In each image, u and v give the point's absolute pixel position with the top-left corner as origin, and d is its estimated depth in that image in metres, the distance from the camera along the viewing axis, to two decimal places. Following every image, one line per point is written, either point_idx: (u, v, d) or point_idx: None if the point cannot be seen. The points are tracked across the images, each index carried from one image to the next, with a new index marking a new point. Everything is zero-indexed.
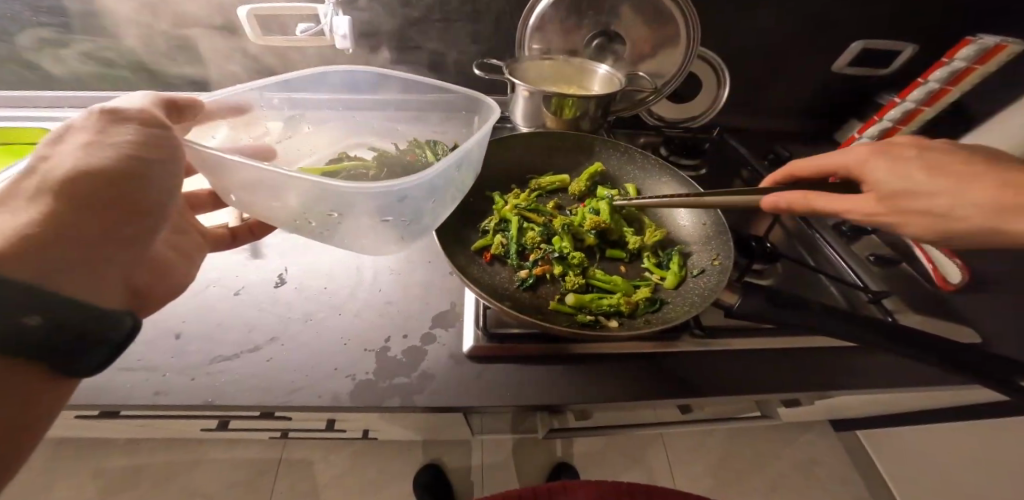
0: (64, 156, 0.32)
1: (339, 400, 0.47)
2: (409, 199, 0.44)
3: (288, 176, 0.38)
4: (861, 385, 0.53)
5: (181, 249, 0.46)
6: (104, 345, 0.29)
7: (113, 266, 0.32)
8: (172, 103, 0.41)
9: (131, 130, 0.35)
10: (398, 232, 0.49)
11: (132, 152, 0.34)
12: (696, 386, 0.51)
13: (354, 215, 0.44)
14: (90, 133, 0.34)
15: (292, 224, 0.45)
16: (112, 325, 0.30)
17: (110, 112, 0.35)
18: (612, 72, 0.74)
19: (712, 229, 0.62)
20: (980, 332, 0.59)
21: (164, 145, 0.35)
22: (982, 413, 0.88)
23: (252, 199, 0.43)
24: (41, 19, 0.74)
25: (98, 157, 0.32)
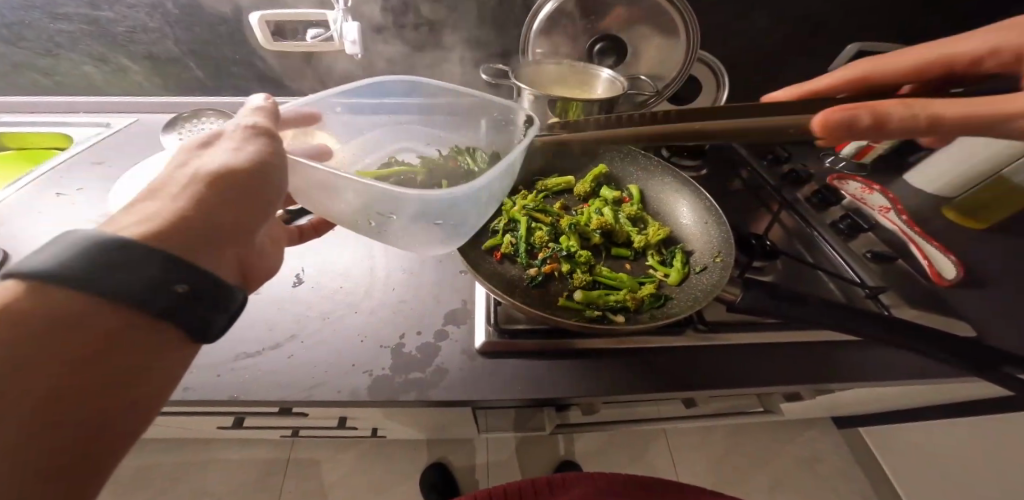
0: (245, 153, 0.35)
1: (358, 394, 0.49)
2: (461, 208, 0.43)
3: (348, 179, 0.39)
4: (859, 377, 0.55)
5: (275, 239, 0.47)
6: (224, 312, 0.29)
7: (237, 248, 0.32)
8: (273, 115, 0.41)
9: (259, 142, 0.37)
10: (443, 235, 0.47)
11: (261, 157, 0.36)
12: (699, 379, 0.53)
13: (407, 218, 0.43)
14: (237, 141, 0.36)
15: (353, 222, 0.46)
16: (233, 296, 0.30)
17: (255, 127, 0.38)
18: (614, 76, 0.76)
19: (713, 228, 0.64)
20: (974, 326, 0.61)
21: (280, 154, 0.37)
22: (981, 407, 0.90)
23: (320, 198, 0.44)
24: (58, 27, 0.76)
25: (241, 159, 0.35)
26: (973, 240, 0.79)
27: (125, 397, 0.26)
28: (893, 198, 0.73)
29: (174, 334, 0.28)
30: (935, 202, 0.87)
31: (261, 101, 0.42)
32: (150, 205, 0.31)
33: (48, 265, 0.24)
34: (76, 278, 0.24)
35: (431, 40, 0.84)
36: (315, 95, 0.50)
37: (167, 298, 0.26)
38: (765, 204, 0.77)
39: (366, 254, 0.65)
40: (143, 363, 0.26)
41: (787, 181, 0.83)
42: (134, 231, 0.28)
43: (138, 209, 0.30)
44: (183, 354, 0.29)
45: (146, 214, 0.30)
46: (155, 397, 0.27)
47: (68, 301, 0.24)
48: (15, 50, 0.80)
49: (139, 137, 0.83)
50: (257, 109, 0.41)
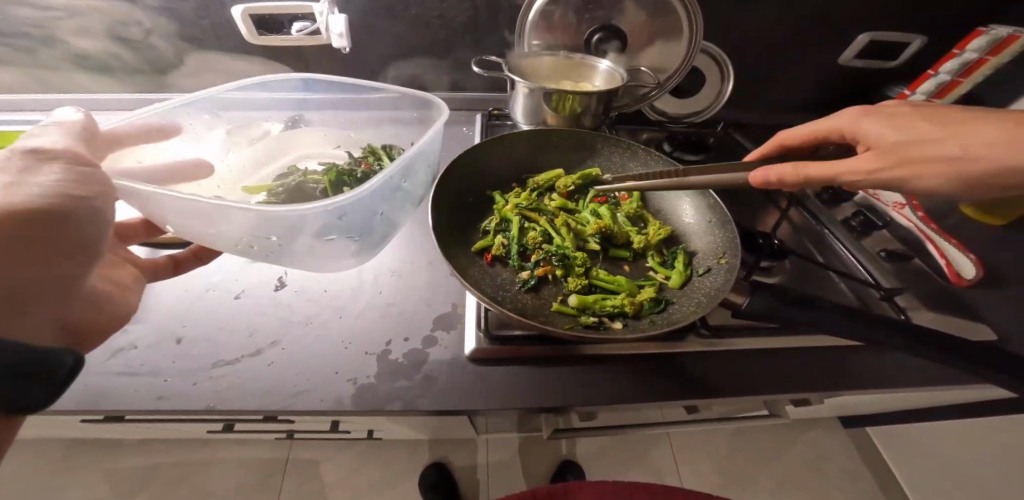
0: (31, 188, 0.31)
1: (341, 404, 0.46)
2: (344, 217, 0.49)
3: (231, 208, 0.42)
4: (874, 386, 0.52)
5: (120, 281, 0.44)
6: (49, 379, 0.28)
7: (42, 303, 0.31)
8: (82, 132, 0.39)
9: (56, 169, 0.33)
10: (349, 246, 0.54)
11: (60, 192, 0.32)
12: (703, 387, 0.50)
13: (294, 239, 0.48)
14: (12, 173, 0.32)
15: (236, 248, 0.48)
16: (49, 360, 0.28)
17: (35, 151, 0.34)
18: (614, 67, 0.73)
19: (718, 226, 0.61)
20: (995, 328, 0.57)
21: (88, 183, 0.34)
22: (999, 410, 0.86)
23: (191, 227, 0.45)
24: (35, 22, 0.74)
25: (25, 195, 0.31)
26: (993, 238, 0.75)
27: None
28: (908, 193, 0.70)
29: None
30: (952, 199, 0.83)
31: (71, 116, 0.40)
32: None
33: None
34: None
35: (421, 30, 0.81)
36: (197, 93, 0.57)
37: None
38: (772, 201, 0.73)
39: None
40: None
41: None
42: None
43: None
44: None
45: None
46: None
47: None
48: None
49: None
50: (50, 129, 0.37)
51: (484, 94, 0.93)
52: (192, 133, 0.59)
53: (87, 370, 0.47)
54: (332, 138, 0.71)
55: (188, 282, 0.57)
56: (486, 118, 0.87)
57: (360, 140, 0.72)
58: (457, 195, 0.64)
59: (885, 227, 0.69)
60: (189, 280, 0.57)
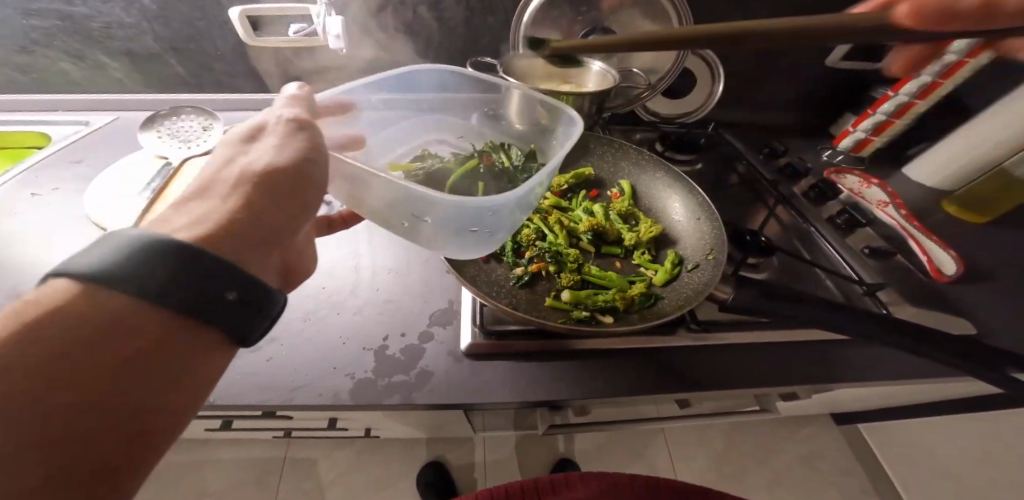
0: (285, 150, 0.35)
1: (339, 398, 0.47)
2: (497, 213, 0.42)
3: (379, 176, 0.39)
4: (856, 378, 0.53)
5: (309, 235, 0.48)
6: (263, 317, 0.31)
7: (271, 251, 0.33)
8: (308, 105, 0.42)
9: (303, 137, 0.37)
10: (473, 246, 0.46)
11: (300, 153, 0.35)
12: (690, 381, 0.51)
13: (439, 223, 0.42)
14: (278, 138, 0.37)
15: (384, 221, 0.45)
16: (271, 299, 0.31)
17: (294, 120, 0.38)
18: (606, 68, 0.74)
19: (707, 224, 0.62)
20: (976, 323, 0.59)
21: (321, 149, 0.37)
22: (984, 403, 0.88)
23: (353, 190, 0.43)
24: (32, 23, 0.74)
25: (285, 157, 0.35)
26: (975, 234, 0.78)
27: (169, 402, 0.26)
28: (891, 192, 0.72)
29: (212, 339, 0.29)
30: (937, 196, 0.85)
31: (296, 89, 0.43)
32: (201, 205, 0.32)
33: (99, 261, 0.25)
34: (133, 286, 0.25)
35: (416, 31, 0.82)
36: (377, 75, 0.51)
37: (216, 306, 0.28)
38: (761, 199, 0.75)
39: (351, 253, 0.64)
40: (185, 370, 0.27)
41: (782, 176, 0.81)
42: (187, 235, 0.29)
43: (191, 209, 0.32)
44: (221, 355, 0.30)
45: (198, 216, 0.31)
46: (191, 400, 0.28)
47: (117, 305, 0.25)
48: None
49: (117, 134, 0.81)
50: (289, 103, 0.41)
51: None
52: (372, 110, 0.55)
53: None
54: (459, 129, 0.70)
55: None
56: None
57: (482, 134, 0.71)
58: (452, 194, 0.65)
59: (870, 225, 0.71)
60: None
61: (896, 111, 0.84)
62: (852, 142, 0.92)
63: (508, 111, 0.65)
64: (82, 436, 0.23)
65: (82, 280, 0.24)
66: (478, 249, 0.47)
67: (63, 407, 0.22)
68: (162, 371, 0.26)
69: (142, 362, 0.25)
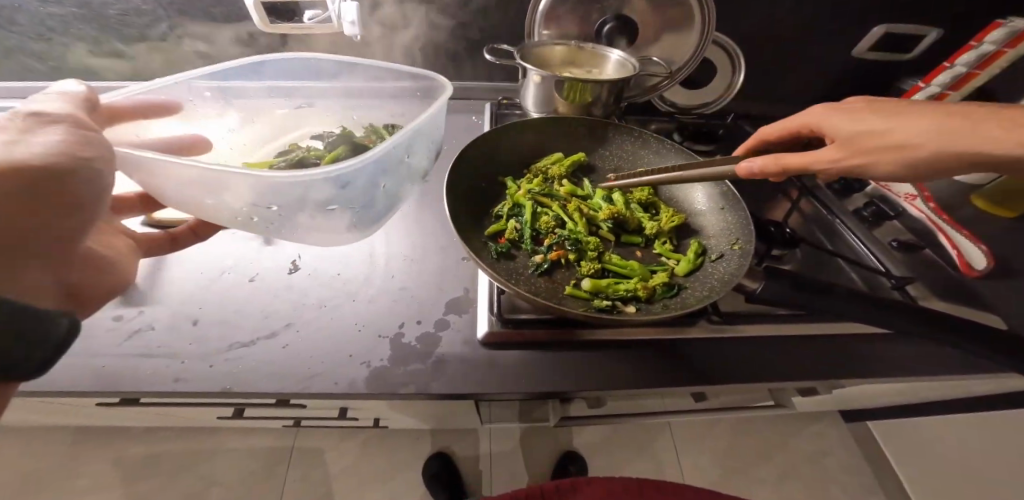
0: (34, 145, 0.32)
1: (355, 386, 0.47)
2: (347, 187, 0.51)
3: (232, 173, 0.44)
4: (884, 374, 0.52)
5: (114, 245, 0.46)
6: (53, 341, 0.28)
7: (34, 260, 0.31)
8: (88, 102, 0.41)
9: (57, 131, 0.35)
10: (347, 220, 0.55)
11: (63, 151, 0.33)
12: (712, 374, 0.50)
13: (296, 206, 0.50)
14: (12, 133, 0.33)
15: (236, 218, 0.50)
16: (52, 321, 0.29)
17: (37, 115, 0.35)
18: (626, 57, 0.72)
19: (730, 214, 0.61)
20: (1007, 320, 0.58)
21: (97, 144, 0.36)
22: (1003, 403, 0.87)
23: (192, 194, 0.47)
24: (48, 10, 0.74)
25: (27, 152, 0.32)
26: (1003, 230, 0.75)
27: None
28: (920, 185, 0.70)
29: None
30: (963, 191, 0.83)
31: (75, 88, 0.42)
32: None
33: None
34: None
35: (430, 18, 0.81)
36: (190, 72, 0.57)
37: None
38: (783, 190, 0.73)
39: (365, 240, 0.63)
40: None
41: None
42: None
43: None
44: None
45: None
46: None
47: None
48: (5, 34, 0.77)
49: None
50: (56, 98, 0.39)
51: (494, 84, 0.93)
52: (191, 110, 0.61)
53: (105, 352, 0.47)
54: (338, 117, 0.72)
55: (203, 265, 0.57)
56: (495, 107, 0.87)
57: (361, 120, 0.72)
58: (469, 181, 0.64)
59: (897, 217, 0.69)
60: (202, 264, 0.57)
61: (981, 61, 0.77)
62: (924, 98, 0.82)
63: (525, 100, 0.74)
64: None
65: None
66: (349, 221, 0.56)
67: None
68: None
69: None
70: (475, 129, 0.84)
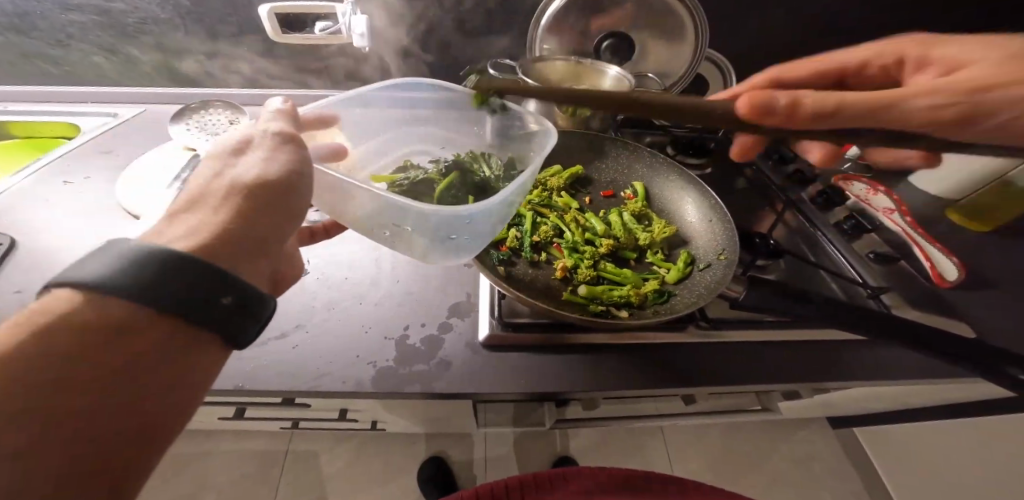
0: (274, 164, 0.36)
1: (362, 385, 0.49)
2: (475, 224, 0.44)
3: (360, 188, 0.41)
4: (862, 378, 0.55)
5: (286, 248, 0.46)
6: (252, 319, 0.30)
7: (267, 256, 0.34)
8: (292, 117, 0.42)
9: (284, 152, 0.37)
10: (441, 253, 0.48)
11: (290, 168, 0.36)
12: (698, 377, 0.53)
13: (420, 233, 0.45)
14: (265, 152, 0.37)
15: (367, 228, 0.47)
16: (263, 303, 0.31)
17: (280, 134, 0.38)
18: (621, 74, 0.76)
19: (719, 225, 0.64)
20: (975, 326, 0.62)
21: (308, 164, 0.38)
22: (978, 408, 0.91)
23: (331, 204, 0.46)
24: (71, 18, 0.77)
25: (273, 169, 0.35)
26: (976, 241, 0.80)
27: (164, 401, 0.26)
28: (898, 200, 0.73)
29: (215, 340, 0.29)
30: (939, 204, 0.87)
31: (281, 103, 0.43)
32: (196, 218, 0.32)
33: (97, 271, 0.25)
34: (124, 292, 0.25)
35: (437, 31, 0.84)
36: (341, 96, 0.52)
37: (205, 311, 0.27)
38: (769, 204, 0.77)
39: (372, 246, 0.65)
40: (182, 372, 0.27)
41: (792, 181, 0.83)
42: (184, 243, 0.29)
43: (184, 223, 0.32)
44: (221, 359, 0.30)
45: (192, 227, 0.31)
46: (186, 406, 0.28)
47: (121, 311, 0.25)
48: (25, 39, 0.80)
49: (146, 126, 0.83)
50: (273, 116, 0.41)
51: None
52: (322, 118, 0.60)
53: None
54: (442, 140, 0.67)
55: None
56: None
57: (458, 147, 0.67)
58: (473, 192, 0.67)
59: (875, 230, 0.72)
60: None
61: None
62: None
63: None
64: (86, 434, 0.23)
65: (82, 287, 0.25)
66: (459, 254, 0.50)
67: (48, 399, 0.22)
68: (158, 370, 0.26)
69: (159, 351, 0.26)
70: None
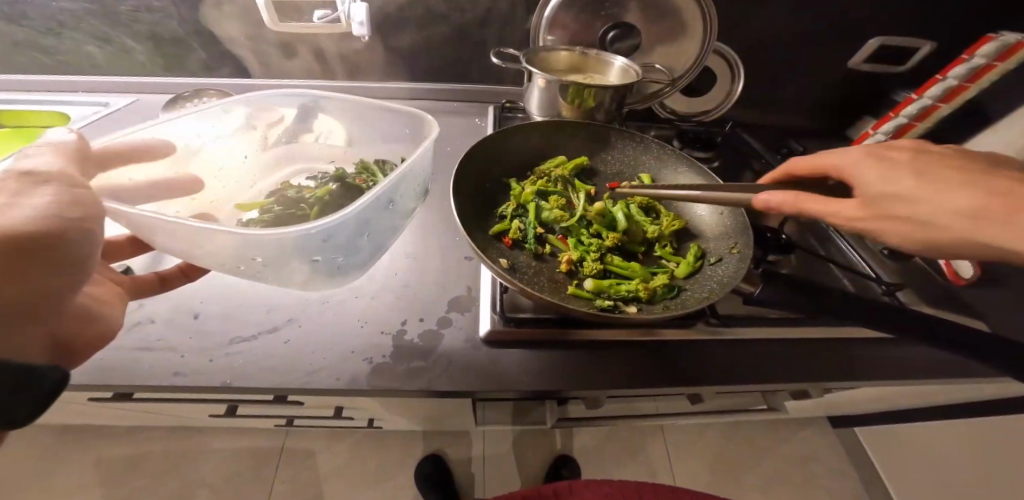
0: (20, 209, 0.29)
1: (357, 383, 0.47)
2: (334, 238, 0.46)
3: (205, 230, 0.40)
4: (879, 377, 0.53)
5: (102, 297, 0.41)
6: (36, 391, 0.26)
7: (31, 319, 0.28)
8: (81, 152, 0.38)
9: (50, 191, 0.31)
10: (324, 273, 0.49)
11: (51, 211, 0.30)
12: (709, 376, 0.51)
13: (281, 260, 0.45)
14: (0, 197, 0.30)
15: (223, 266, 0.45)
16: (36, 373, 0.27)
17: (32, 174, 0.32)
18: (628, 63, 0.74)
19: (728, 219, 0.63)
20: (993, 325, 0.60)
21: (84, 203, 0.33)
22: (987, 409, 0.89)
23: (182, 247, 0.43)
24: (60, 5, 0.74)
25: (13, 217, 0.28)
26: None
27: None
28: None
29: None
30: None
31: (65, 136, 0.39)
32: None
33: None
34: None
35: (439, 20, 0.81)
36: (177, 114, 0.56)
37: None
38: None
39: None
40: None
41: None
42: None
43: None
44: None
45: None
46: None
47: None
48: (13, 27, 0.77)
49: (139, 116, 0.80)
50: (46, 149, 0.36)
51: (499, 87, 0.94)
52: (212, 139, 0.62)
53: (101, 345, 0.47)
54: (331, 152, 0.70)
55: None
56: (499, 110, 0.88)
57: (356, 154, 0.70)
58: (476, 182, 0.65)
59: None
60: None
61: (971, 74, 0.77)
62: (916, 111, 0.84)
63: (529, 103, 0.75)
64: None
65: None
66: (344, 274, 0.52)
67: None
68: None
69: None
70: (478, 131, 0.85)
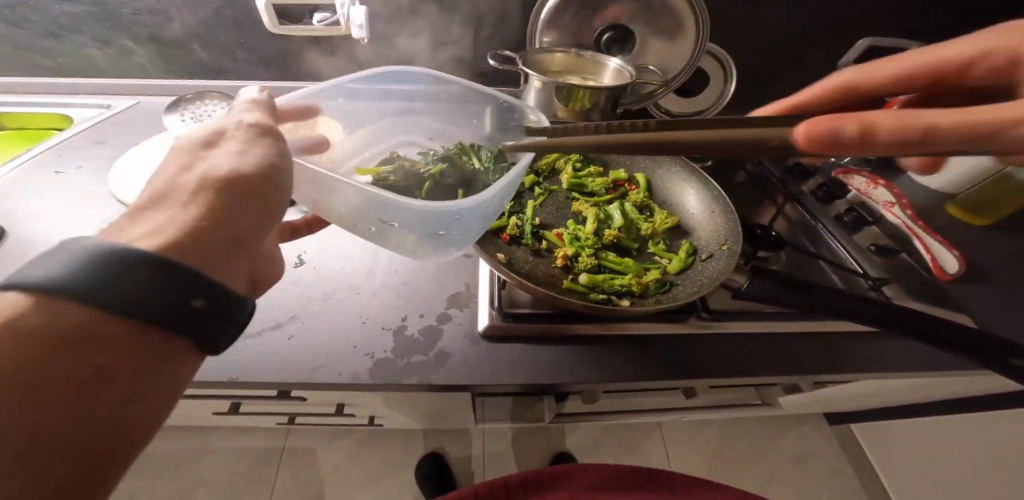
0: (249, 156, 0.33)
1: (359, 376, 0.48)
2: (462, 221, 0.44)
3: (348, 185, 0.39)
4: (865, 369, 0.55)
5: (265, 244, 0.46)
6: (235, 325, 0.28)
7: (246, 256, 0.31)
8: (269, 109, 0.40)
9: (263, 144, 0.35)
10: (445, 248, 0.49)
11: (268, 160, 0.34)
12: (700, 369, 0.53)
13: (411, 228, 0.44)
14: (239, 143, 0.34)
15: (343, 228, 0.46)
16: (243, 309, 0.29)
17: (256, 125, 0.36)
18: (623, 65, 0.75)
19: (720, 216, 0.64)
20: (977, 318, 0.62)
21: (287, 158, 0.36)
22: (977, 403, 0.91)
23: (320, 201, 0.43)
24: (64, 8, 0.75)
25: (247, 162, 0.33)
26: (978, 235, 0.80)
27: (134, 410, 0.24)
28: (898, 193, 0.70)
29: (193, 349, 0.26)
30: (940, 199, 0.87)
31: (255, 94, 0.41)
32: (161, 216, 0.29)
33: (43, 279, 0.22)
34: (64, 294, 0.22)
35: (437, 24, 0.83)
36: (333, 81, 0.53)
37: (169, 316, 0.24)
38: (770, 196, 0.76)
39: None
40: (151, 381, 0.24)
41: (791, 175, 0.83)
42: (146, 243, 0.26)
43: (146, 220, 0.29)
44: (194, 367, 0.27)
45: (154, 226, 0.28)
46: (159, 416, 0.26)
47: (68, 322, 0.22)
48: (17, 30, 0.78)
49: (140, 118, 0.82)
50: (250, 105, 0.39)
51: (496, 88, 0.96)
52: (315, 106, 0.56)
53: None
54: (433, 127, 0.67)
55: None
56: None
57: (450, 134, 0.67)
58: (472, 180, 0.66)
59: (875, 224, 0.73)
60: None
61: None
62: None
63: (525, 105, 0.77)
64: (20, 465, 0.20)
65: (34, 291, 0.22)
66: (446, 250, 0.49)
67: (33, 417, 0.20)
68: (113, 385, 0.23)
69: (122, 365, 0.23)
70: None
